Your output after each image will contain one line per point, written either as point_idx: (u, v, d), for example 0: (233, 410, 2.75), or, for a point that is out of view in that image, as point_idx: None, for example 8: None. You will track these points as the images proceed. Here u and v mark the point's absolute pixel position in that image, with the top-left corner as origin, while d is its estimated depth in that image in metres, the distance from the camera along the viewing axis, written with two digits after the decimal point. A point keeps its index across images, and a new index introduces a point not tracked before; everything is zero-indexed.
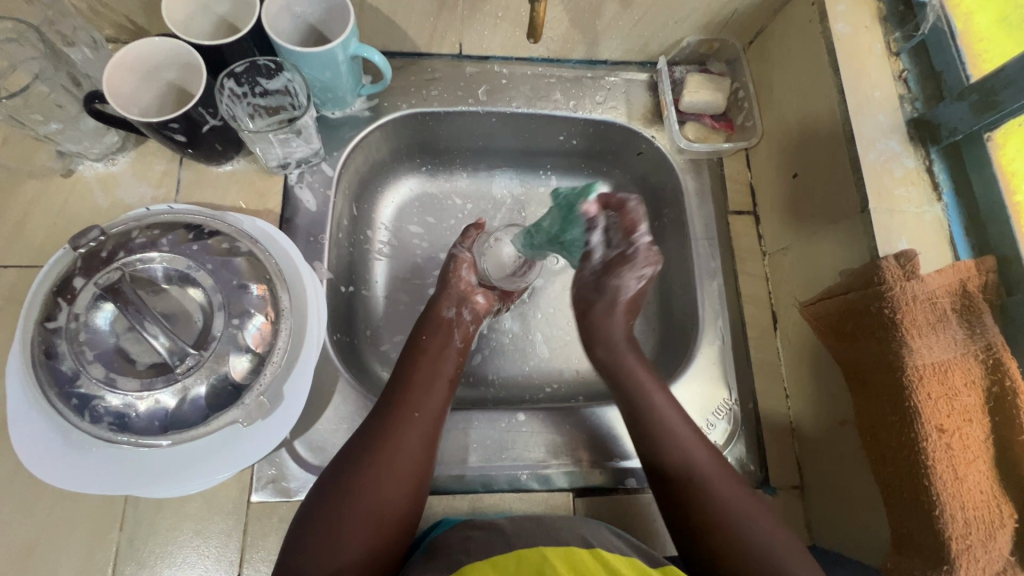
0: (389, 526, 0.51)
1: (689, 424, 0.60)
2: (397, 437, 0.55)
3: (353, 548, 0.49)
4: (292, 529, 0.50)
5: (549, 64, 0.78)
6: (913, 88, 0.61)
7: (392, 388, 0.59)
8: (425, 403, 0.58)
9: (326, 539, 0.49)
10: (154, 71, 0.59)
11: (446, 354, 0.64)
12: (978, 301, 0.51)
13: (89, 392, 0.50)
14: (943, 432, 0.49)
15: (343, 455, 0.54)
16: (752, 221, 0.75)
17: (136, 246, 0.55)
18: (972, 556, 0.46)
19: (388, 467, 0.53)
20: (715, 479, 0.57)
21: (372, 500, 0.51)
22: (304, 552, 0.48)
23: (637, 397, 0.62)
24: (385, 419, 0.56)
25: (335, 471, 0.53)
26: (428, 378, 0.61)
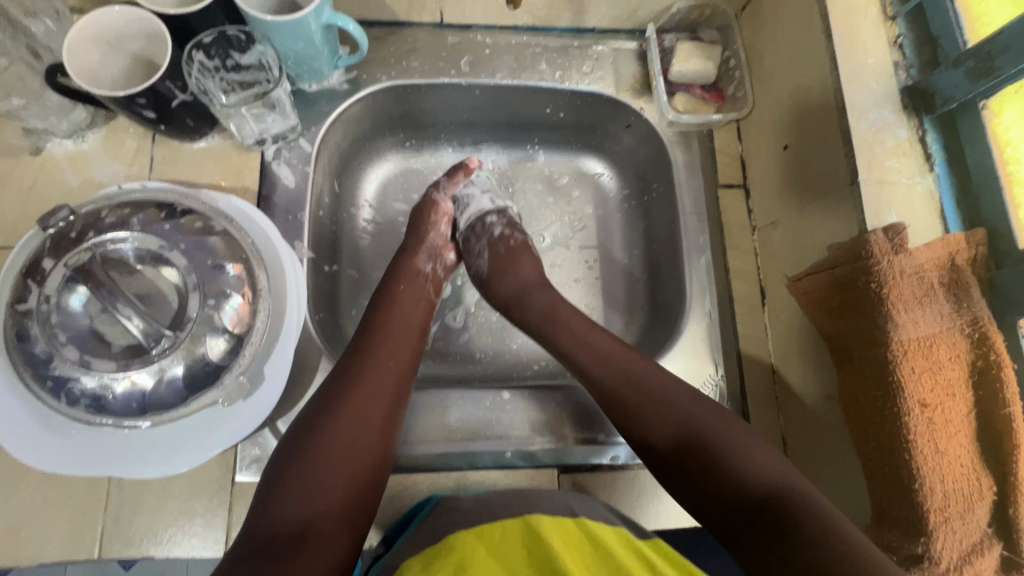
0: (365, 470, 0.49)
1: (637, 355, 0.57)
2: (370, 380, 0.53)
3: (329, 487, 0.47)
4: (267, 475, 0.48)
5: (534, 33, 0.75)
6: (908, 54, 0.58)
7: (361, 340, 0.57)
8: (398, 354, 0.57)
9: (302, 479, 0.46)
10: (118, 41, 0.57)
11: (418, 305, 0.63)
12: (966, 274, 0.51)
13: (64, 374, 0.50)
14: (926, 406, 0.48)
15: (317, 398, 0.52)
16: (742, 194, 0.73)
17: (106, 226, 0.54)
18: (949, 528, 0.47)
19: (360, 410, 0.51)
20: (670, 391, 0.54)
21: (345, 439, 0.49)
22: (281, 494, 0.46)
23: (570, 341, 0.59)
24: (357, 364, 0.54)
25: (309, 415, 0.51)
26: (400, 326, 0.60)
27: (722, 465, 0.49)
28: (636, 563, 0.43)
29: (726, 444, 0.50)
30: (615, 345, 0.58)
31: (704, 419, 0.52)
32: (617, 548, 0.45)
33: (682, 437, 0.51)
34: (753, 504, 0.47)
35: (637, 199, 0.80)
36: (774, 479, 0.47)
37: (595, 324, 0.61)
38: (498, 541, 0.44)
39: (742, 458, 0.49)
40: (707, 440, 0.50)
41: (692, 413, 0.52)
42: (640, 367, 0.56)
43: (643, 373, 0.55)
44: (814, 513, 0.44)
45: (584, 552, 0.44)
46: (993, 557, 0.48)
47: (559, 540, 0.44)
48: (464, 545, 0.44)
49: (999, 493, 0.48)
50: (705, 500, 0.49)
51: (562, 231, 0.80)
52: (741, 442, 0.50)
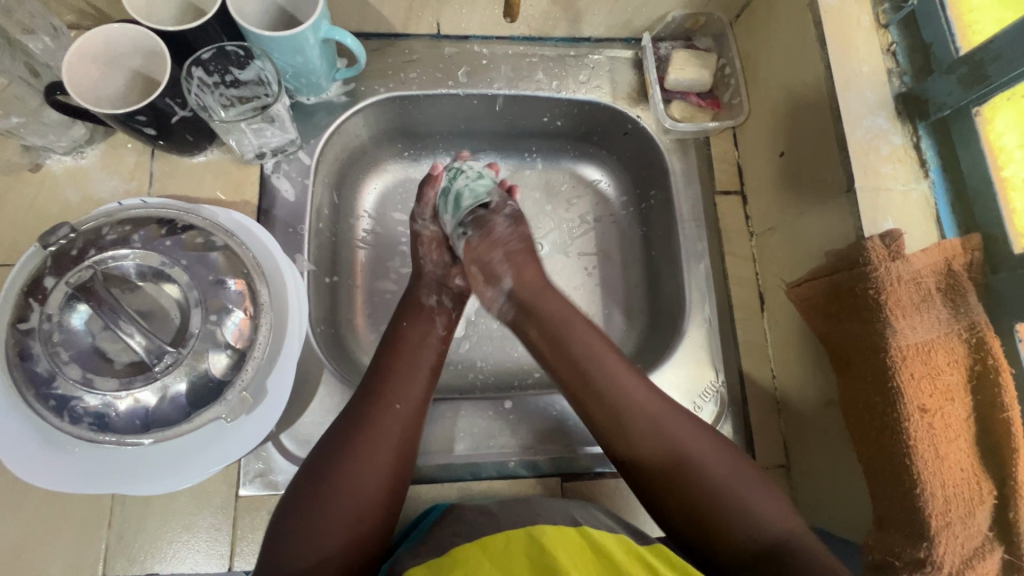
0: (370, 514, 0.50)
1: (651, 390, 0.56)
2: (381, 425, 0.53)
3: (336, 531, 0.48)
4: (277, 515, 0.49)
5: (530, 43, 0.76)
6: (901, 61, 0.59)
7: (374, 376, 0.57)
8: (408, 392, 0.56)
9: (310, 525, 0.47)
10: (116, 58, 0.57)
11: (424, 342, 0.62)
12: (963, 280, 0.51)
13: (67, 393, 0.50)
14: (926, 412, 0.49)
15: (330, 439, 0.52)
16: (739, 200, 0.74)
17: (107, 243, 0.54)
18: (951, 532, 0.47)
19: (371, 458, 0.51)
20: (666, 423, 0.54)
21: (354, 488, 0.50)
22: (292, 530, 0.47)
23: (590, 369, 0.56)
24: (369, 406, 0.54)
25: (321, 454, 0.51)
26: (412, 363, 0.59)
27: (720, 519, 0.50)
28: (640, 572, 0.44)
29: (736, 492, 0.51)
30: (628, 377, 0.56)
31: (710, 472, 0.52)
32: (619, 557, 0.45)
33: (674, 470, 0.52)
34: (755, 553, 0.49)
35: (635, 207, 0.80)
36: (781, 526, 0.50)
37: (606, 338, 0.59)
38: (501, 551, 0.44)
39: (751, 507, 0.50)
40: (704, 477, 0.52)
41: (691, 451, 0.53)
42: (653, 408, 0.55)
43: (662, 416, 0.54)
44: (816, 560, 0.47)
45: (587, 561, 0.44)
46: (994, 560, 0.48)
47: (560, 547, 0.44)
48: (466, 557, 0.44)
49: (999, 497, 0.48)
50: (707, 546, 0.51)
51: (561, 239, 0.80)
52: (751, 494, 0.51)
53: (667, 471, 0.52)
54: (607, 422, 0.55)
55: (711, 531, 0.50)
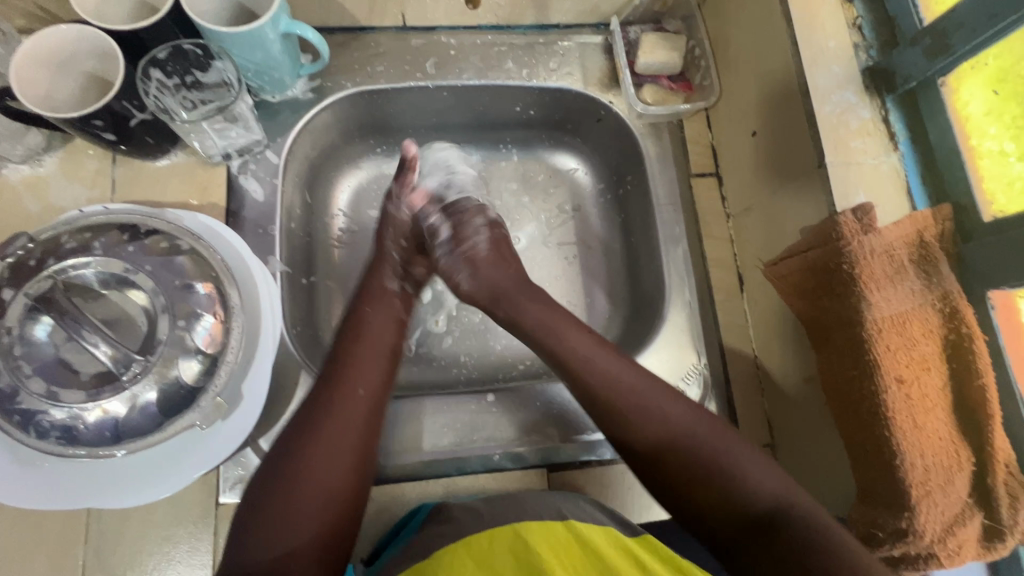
0: (339, 504, 0.49)
1: (631, 366, 0.55)
2: (339, 412, 0.52)
3: (300, 518, 0.47)
4: (243, 507, 0.48)
5: (499, 32, 0.74)
6: (868, 35, 0.59)
7: (330, 360, 0.56)
8: (367, 376, 0.55)
9: (273, 513, 0.46)
10: (68, 61, 0.55)
11: (385, 331, 0.59)
12: (934, 250, 0.51)
13: (32, 407, 0.48)
14: (903, 382, 0.49)
15: (291, 425, 0.52)
16: (714, 182, 0.74)
17: (66, 252, 0.52)
18: (931, 501, 0.47)
19: (331, 446, 0.50)
20: (658, 404, 0.53)
21: (314, 476, 0.48)
22: (256, 522, 0.46)
23: (569, 354, 0.57)
24: (325, 395, 0.53)
25: (282, 443, 0.50)
26: (369, 346, 0.57)
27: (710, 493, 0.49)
28: (623, 562, 0.43)
29: (722, 463, 0.50)
30: (619, 361, 0.56)
31: (697, 443, 0.51)
32: (605, 551, 0.44)
33: (667, 453, 0.51)
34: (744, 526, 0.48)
35: (612, 194, 0.80)
36: (772, 498, 0.48)
37: (570, 317, 0.59)
38: (485, 551, 0.44)
39: (742, 479, 0.49)
40: (696, 455, 0.51)
41: (681, 430, 0.52)
42: (635, 385, 0.54)
43: (646, 394, 0.54)
44: (810, 529, 0.46)
45: (570, 553, 0.44)
46: (975, 526, 0.48)
47: (545, 546, 0.44)
48: (453, 559, 0.44)
49: (977, 463, 0.49)
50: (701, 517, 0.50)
51: (539, 230, 0.80)
52: (738, 457, 0.50)
53: (659, 453, 0.52)
54: (598, 398, 0.54)
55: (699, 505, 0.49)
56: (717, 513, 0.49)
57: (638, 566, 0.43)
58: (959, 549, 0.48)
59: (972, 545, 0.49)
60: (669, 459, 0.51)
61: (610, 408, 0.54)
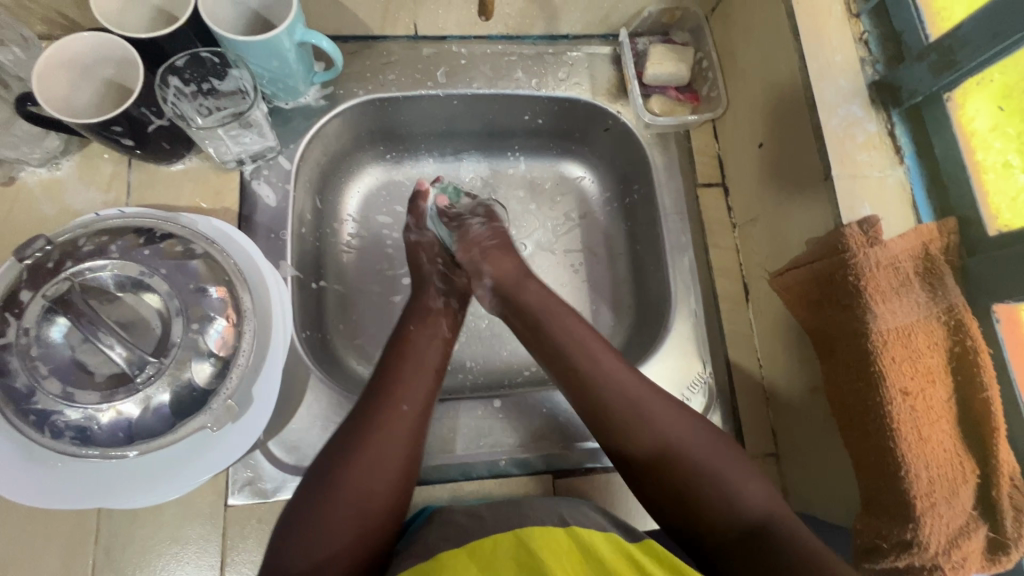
0: (375, 518, 0.49)
1: (630, 372, 0.56)
2: (393, 429, 0.52)
3: (342, 530, 0.47)
4: (281, 521, 0.49)
5: (509, 41, 0.76)
6: (874, 50, 0.60)
7: (379, 378, 0.56)
8: (413, 393, 0.55)
9: (316, 525, 0.47)
10: (88, 67, 0.56)
11: (439, 353, 0.60)
12: (940, 264, 0.52)
13: (47, 407, 0.49)
14: (908, 395, 0.49)
15: (339, 437, 0.52)
16: (721, 192, 0.74)
17: (83, 255, 0.53)
18: (936, 513, 0.48)
19: (375, 461, 0.50)
20: (655, 412, 0.54)
21: (359, 490, 0.49)
22: (297, 532, 0.47)
23: (575, 361, 0.58)
24: (373, 409, 0.53)
25: (327, 456, 0.51)
26: (426, 366, 0.58)
27: (700, 502, 0.50)
28: (628, 569, 0.44)
29: (716, 473, 0.51)
30: (621, 368, 0.57)
31: (693, 451, 0.52)
32: (610, 557, 0.45)
33: (665, 461, 0.52)
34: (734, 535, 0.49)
35: (618, 202, 0.81)
36: (761, 509, 0.49)
37: (586, 325, 0.61)
38: (489, 557, 0.44)
39: (733, 489, 0.50)
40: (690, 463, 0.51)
41: (679, 439, 0.53)
42: (634, 390, 0.55)
43: (649, 402, 0.54)
44: (795, 543, 0.46)
45: (573, 560, 0.44)
46: (979, 538, 0.49)
47: (549, 552, 0.44)
48: (456, 565, 0.44)
49: (982, 475, 0.49)
50: (693, 524, 0.50)
51: (546, 237, 0.80)
52: (727, 470, 0.51)
53: (655, 460, 0.52)
54: (601, 404, 0.55)
55: (692, 512, 0.50)
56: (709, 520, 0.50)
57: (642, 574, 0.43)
58: (963, 560, 0.48)
59: (977, 557, 0.49)
60: (663, 467, 0.52)
61: (609, 415, 0.55)
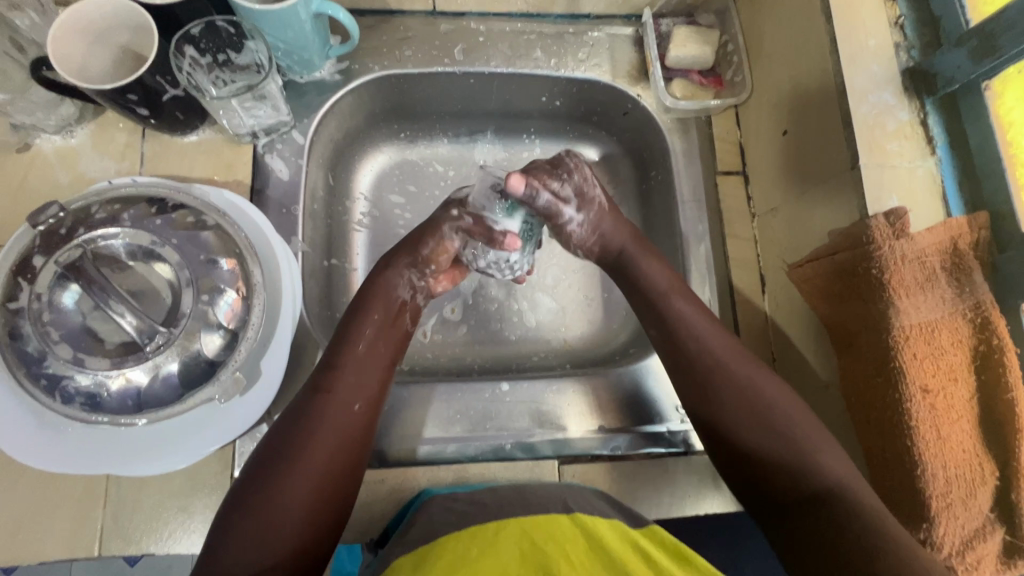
0: (316, 514, 0.47)
1: (726, 338, 0.56)
2: (327, 420, 0.50)
3: (290, 518, 0.45)
4: (224, 509, 0.47)
5: (529, 20, 0.74)
6: (909, 35, 0.57)
7: (319, 367, 0.54)
8: (363, 386, 0.53)
9: (257, 515, 0.45)
10: (104, 33, 0.56)
11: (378, 339, 0.56)
12: (968, 259, 0.50)
13: (59, 372, 0.49)
14: (928, 392, 0.48)
15: (281, 423, 0.50)
16: (741, 181, 0.72)
17: (95, 223, 0.53)
18: (951, 514, 0.46)
19: (318, 455, 0.48)
20: (741, 375, 0.53)
21: (304, 485, 0.47)
22: (240, 522, 0.45)
23: (669, 323, 0.57)
24: (313, 401, 0.51)
25: (270, 444, 0.49)
26: (365, 355, 0.55)
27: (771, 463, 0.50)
28: (631, 554, 0.43)
29: (795, 439, 0.50)
30: (715, 330, 0.56)
31: (780, 418, 0.51)
32: (614, 544, 0.44)
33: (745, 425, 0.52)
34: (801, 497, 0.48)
35: (635, 188, 0.79)
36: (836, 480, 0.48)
37: (683, 290, 0.59)
38: (492, 539, 0.44)
39: (812, 456, 0.49)
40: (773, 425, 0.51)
41: (763, 403, 0.52)
42: (718, 349, 0.55)
43: (736, 367, 0.54)
44: (865, 514, 0.45)
45: (578, 547, 0.43)
46: (994, 542, 0.47)
47: (551, 540, 0.43)
48: (457, 545, 0.44)
49: (1001, 477, 0.47)
50: (761, 485, 0.50)
51: None
52: (807, 436, 0.50)
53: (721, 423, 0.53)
54: (691, 360, 0.55)
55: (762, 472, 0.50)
56: (780, 484, 0.49)
57: (649, 563, 0.42)
58: (977, 564, 0.47)
59: (991, 560, 0.48)
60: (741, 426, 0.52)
61: (699, 374, 0.54)
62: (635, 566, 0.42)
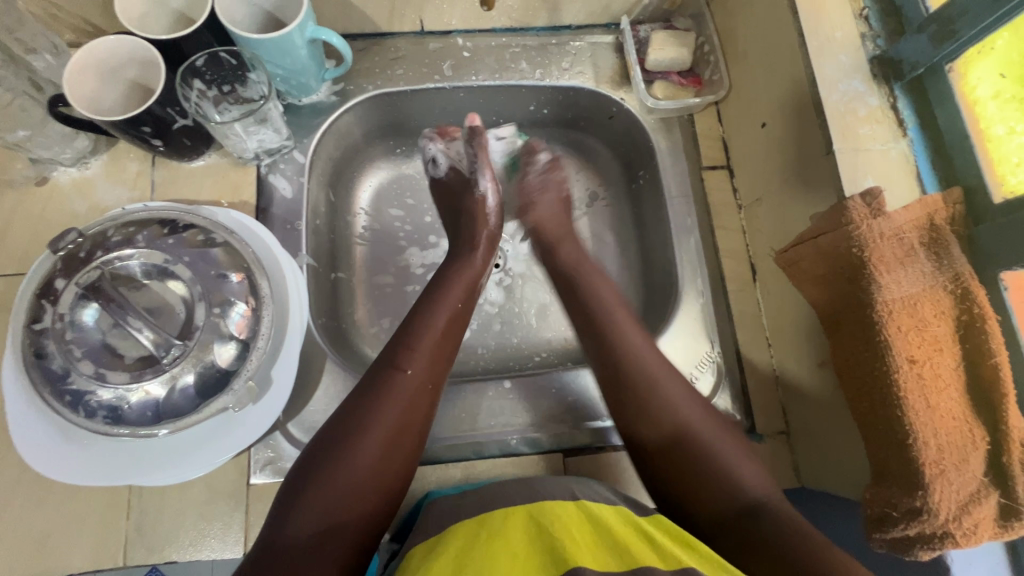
0: (379, 485, 0.49)
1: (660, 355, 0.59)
2: (398, 396, 0.52)
3: (358, 486, 0.47)
4: (290, 481, 0.48)
5: (513, 34, 0.77)
6: (874, 25, 0.60)
7: (393, 346, 0.55)
8: (431, 368, 0.55)
9: (330, 485, 0.47)
10: (114, 69, 0.60)
11: (448, 328, 0.58)
12: (945, 233, 0.52)
13: (82, 388, 0.52)
14: (915, 362, 0.49)
15: (351, 400, 0.52)
16: (726, 175, 0.75)
17: (112, 245, 0.56)
18: (945, 480, 0.47)
19: (389, 426, 0.50)
20: (673, 394, 0.56)
21: (373, 456, 0.49)
22: (312, 490, 0.46)
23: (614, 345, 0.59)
24: (380, 375, 0.53)
25: (344, 417, 0.50)
26: (438, 338, 0.57)
27: (697, 485, 0.51)
28: (633, 536, 0.44)
29: (715, 454, 0.52)
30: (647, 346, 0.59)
31: (699, 429, 0.54)
32: (615, 526, 0.45)
33: (678, 451, 0.53)
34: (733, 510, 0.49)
35: (625, 189, 0.82)
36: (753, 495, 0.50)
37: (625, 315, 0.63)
38: (500, 527, 0.45)
39: (732, 471, 0.51)
40: (704, 452, 0.52)
41: (690, 421, 0.54)
42: (648, 360, 0.58)
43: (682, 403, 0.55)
44: (785, 527, 0.46)
45: (584, 531, 0.45)
46: (991, 505, 0.48)
47: (559, 524, 0.45)
48: (465, 532, 0.46)
49: (991, 442, 0.48)
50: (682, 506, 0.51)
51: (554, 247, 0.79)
52: (726, 451, 0.52)
53: (664, 447, 0.53)
54: (620, 369, 0.58)
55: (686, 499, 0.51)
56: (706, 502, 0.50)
57: (653, 546, 0.43)
58: (975, 528, 0.48)
59: (988, 524, 0.48)
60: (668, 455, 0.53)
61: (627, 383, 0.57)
62: (638, 549, 0.43)
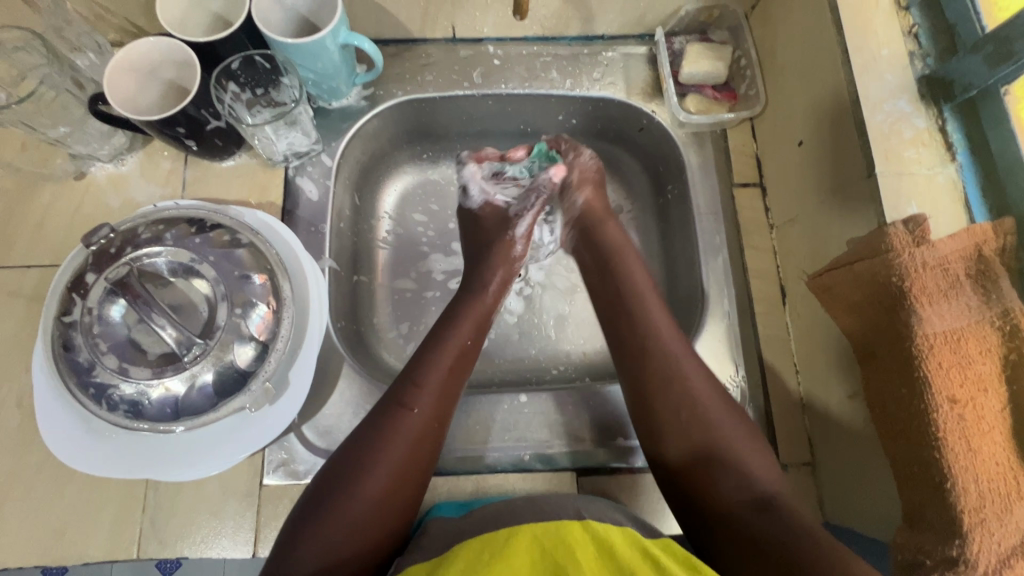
0: (383, 517, 0.49)
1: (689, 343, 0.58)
2: (406, 429, 0.52)
3: (364, 519, 0.48)
4: (299, 508, 0.49)
5: (544, 43, 0.76)
6: (924, 43, 0.57)
7: (403, 379, 0.55)
8: (439, 400, 0.55)
9: (338, 516, 0.47)
10: (152, 70, 0.61)
11: (458, 359, 0.58)
12: (995, 266, 0.48)
13: (105, 381, 0.53)
14: (956, 403, 0.46)
15: (360, 431, 0.52)
16: (758, 193, 0.73)
17: (142, 242, 0.57)
18: (985, 531, 0.44)
19: (395, 459, 0.50)
20: (692, 378, 0.56)
21: (379, 489, 0.49)
22: (319, 519, 0.47)
23: (636, 344, 0.59)
24: (388, 407, 0.53)
25: (350, 451, 0.50)
26: (446, 369, 0.56)
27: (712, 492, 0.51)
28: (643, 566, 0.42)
29: (732, 450, 0.52)
30: (670, 328, 0.59)
31: (720, 422, 0.53)
32: (625, 552, 0.43)
33: (698, 462, 0.52)
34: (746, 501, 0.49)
35: (653, 203, 0.80)
36: (770, 488, 0.50)
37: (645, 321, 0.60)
38: (504, 547, 0.43)
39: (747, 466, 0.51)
40: (723, 447, 0.52)
41: (712, 425, 0.53)
42: (674, 349, 0.57)
43: (706, 396, 0.55)
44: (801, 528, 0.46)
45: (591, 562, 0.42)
46: None
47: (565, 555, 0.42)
48: (470, 553, 0.43)
49: None
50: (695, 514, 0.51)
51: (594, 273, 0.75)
52: (743, 448, 0.52)
53: (684, 454, 0.53)
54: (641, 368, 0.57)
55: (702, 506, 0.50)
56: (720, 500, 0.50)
57: None
58: None
59: None
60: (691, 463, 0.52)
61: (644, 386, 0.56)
62: None
